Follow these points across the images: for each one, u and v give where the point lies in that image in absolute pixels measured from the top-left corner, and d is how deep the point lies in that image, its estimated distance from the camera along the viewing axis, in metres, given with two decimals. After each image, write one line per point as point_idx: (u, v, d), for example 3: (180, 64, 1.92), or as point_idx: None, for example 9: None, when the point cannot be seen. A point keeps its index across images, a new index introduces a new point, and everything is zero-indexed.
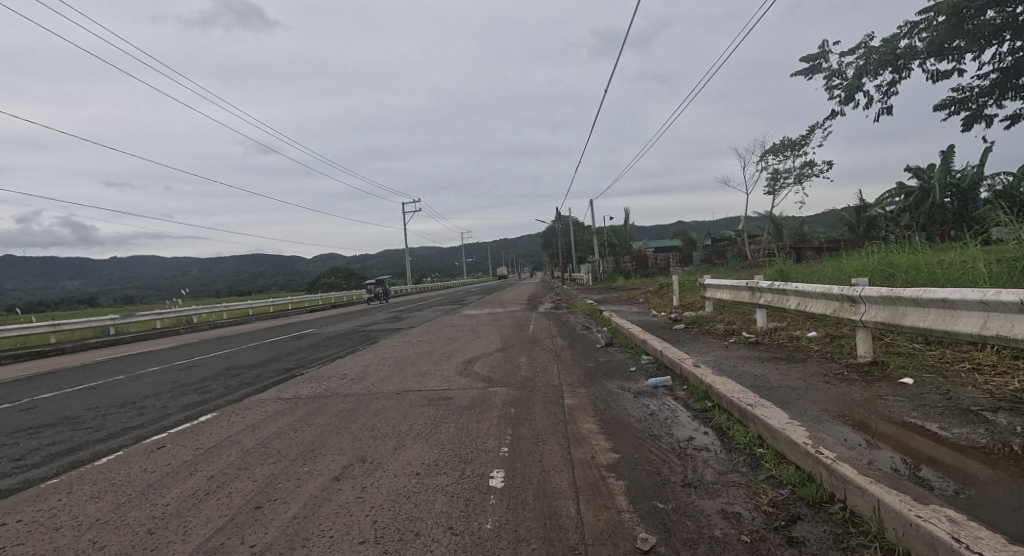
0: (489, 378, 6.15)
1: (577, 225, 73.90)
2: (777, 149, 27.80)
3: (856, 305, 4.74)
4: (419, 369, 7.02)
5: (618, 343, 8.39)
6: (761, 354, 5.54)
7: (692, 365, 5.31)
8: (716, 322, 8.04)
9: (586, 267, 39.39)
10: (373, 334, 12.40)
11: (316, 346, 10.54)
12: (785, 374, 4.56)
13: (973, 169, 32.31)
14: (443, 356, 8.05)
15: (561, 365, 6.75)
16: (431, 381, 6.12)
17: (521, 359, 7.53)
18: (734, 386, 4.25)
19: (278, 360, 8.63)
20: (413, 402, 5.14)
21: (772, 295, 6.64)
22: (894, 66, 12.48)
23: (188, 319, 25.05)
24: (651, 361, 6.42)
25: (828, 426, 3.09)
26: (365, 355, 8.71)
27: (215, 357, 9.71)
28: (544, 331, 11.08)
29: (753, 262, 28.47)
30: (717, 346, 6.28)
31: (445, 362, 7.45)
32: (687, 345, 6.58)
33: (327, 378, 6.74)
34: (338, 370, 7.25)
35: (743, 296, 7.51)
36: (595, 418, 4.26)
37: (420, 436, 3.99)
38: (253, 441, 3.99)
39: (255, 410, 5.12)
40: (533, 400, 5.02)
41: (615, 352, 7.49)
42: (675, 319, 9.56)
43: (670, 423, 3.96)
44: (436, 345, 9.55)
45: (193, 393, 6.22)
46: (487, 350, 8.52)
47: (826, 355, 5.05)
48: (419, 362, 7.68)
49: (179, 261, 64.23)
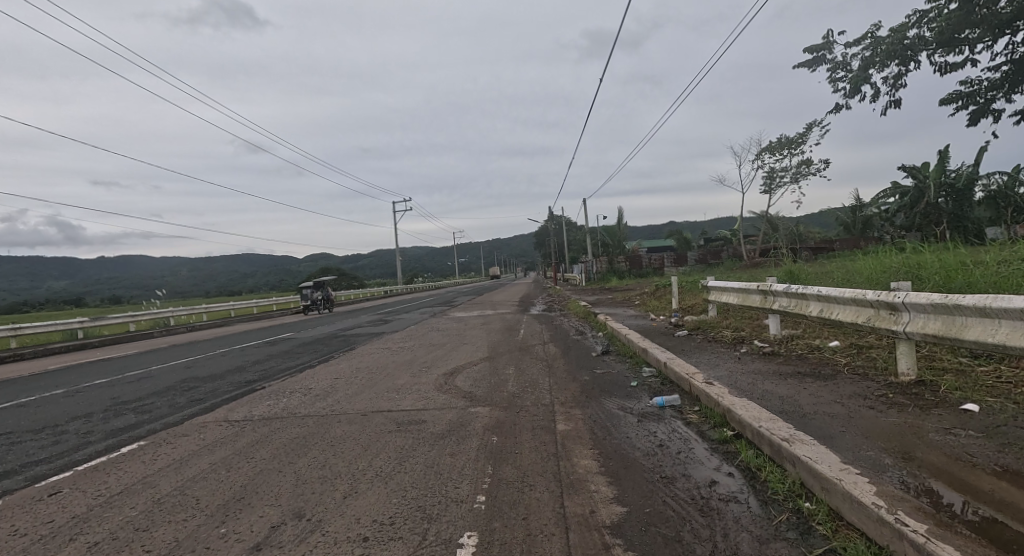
0: (471, 395, 5.41)
1: (570, 225, 73.33)
2: (774, 147, 27.44)
3: (896, 314, 4.04)
4: (394, 382, 6.27)
5: (616, 351, 7.68)
6: (781, 369, 4.84)
7: (704, 381, 4.61)
8: (723, 329, 7.34)
9: (579, 268, 38.80)
10: (352, 339, 11.58)
11: (289, 354, 9.74)
12: (816, 395, 3.84)
13: (968, 169, 32.11)
14: (424, 367, 7.30)
15: (553, 379, 6.03)
16: (405, 399, 5.37)
17: (509, 370, 6.78)
18: (758, 412, 3.54)
19: (242, 371, 7.82)
20: (380, 427, 4.39)
21: (787, 299, 5.95)
22: (902, 57, 11.96)
23: (165, 321, 24.03)
24: (654, 375, 5.71)
25: (897, 476, 2.38)
26: (339, 365, 7.93)
27: (175, 365, 8.88)
28: (535, 336, 10.37)
29: (748, 262, 27.98)
30: (728, 358, 5.58)
31: (424, 374, 6.69)
32: (694, 356, 5.89)
33: (289, 393, 5.98)
34: (304, 384, 6.47)
35: (754, 300, 6.82)
36: (594, 452, 3.54)
37: (378, 478, 3.24)
38: (170, 486, 3.21)
39: (192, 437, 4.33)
40: (520, 425, 4.28)
41: (613, 362, 6.78)
42: (676, 323, 8.88)
43: (686, 461, 3.24)
44: (418, 353, 8.79)
45: (130, 413, 5.41)
46: (472, 359, 7.79)
47: (859, 372, 4.35)
48: (396, 373, 6.92)
49: (163, 261, 62.76)
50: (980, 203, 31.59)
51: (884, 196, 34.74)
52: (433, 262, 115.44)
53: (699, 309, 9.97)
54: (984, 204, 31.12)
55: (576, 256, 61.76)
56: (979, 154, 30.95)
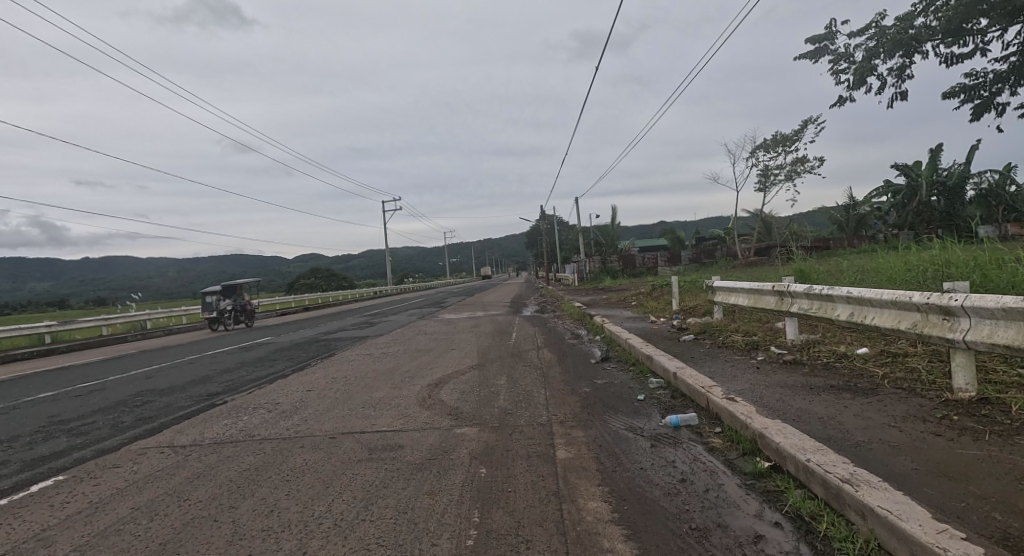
0: (458, 412, 4.76)
1: (562, 224, 72.85)
2: (768, 145, 27.18)
3: (950, 319, 3.46)
4: (371, 396, 5.60)
5: (617, 358, 7.08)
6: (809, 381, 4.25)
7: (723, 398, 4.02)
8: (733, 334, 6.77)
9: (572, 268, 38.27)
10: (334, 344, 10.88)
11: (263, 361, 9.03)
12: (863, 415, 3.25)
13: (960, 167, 32.12)
14: (407, 376, 6.64)
15: (550, 391, 5.41)
16: (381, 418, 4.70)
17: (501, 380, 6.14)
18: (799, 438, 2.95)
19: (205, 382, 7.07)
20: (349, 455, 3.73)
21: (808, 302, 5.38)
22: (909, 47, 11.53)
23: (141, 324, 23.03)
24: (662, 387, 5.12)
25: (1012, 540, 1.80)
26: (315, 374, 7.24)
27: (135, 375, 8.10)
28: (528, 340, 9.77)
29: (744, 262, 27.59)
30: (745, 367, 4.99)
31: (406, 386, 6.03)
32: (706, 364, 5.30)
33: (252, 409, 5.29)
34: (271, 398, 5.78)
35: (767, 303, 6.24)
36: (602, 489, 2.92)
37: (336, 530, 2.57)
38: (70, 545, 2.52)
39: (123, 469, 3.63)
40: (514, 451, 3.65)
41: (615, 372, 6.17)
42: (679, 326, 8.32)
43: (719, 505, 2.62)
44: (402, 360, 8.12)
45: (61, 436, 4.67)
46: (460, 367, 7.14)
47: (903, 387, 3.76)
48: (376, 384, 6.25)
49: (147, 262, 61.23)
50: (972, 202, 31.58)
51: (876, 195, 34.63)
52: (423, 262, 114.38)
53: (702, 310, 9.40)
54: (976, 202, 31.09)
55: (568, 256, 61.22)
56: (970, 152, 30.91)
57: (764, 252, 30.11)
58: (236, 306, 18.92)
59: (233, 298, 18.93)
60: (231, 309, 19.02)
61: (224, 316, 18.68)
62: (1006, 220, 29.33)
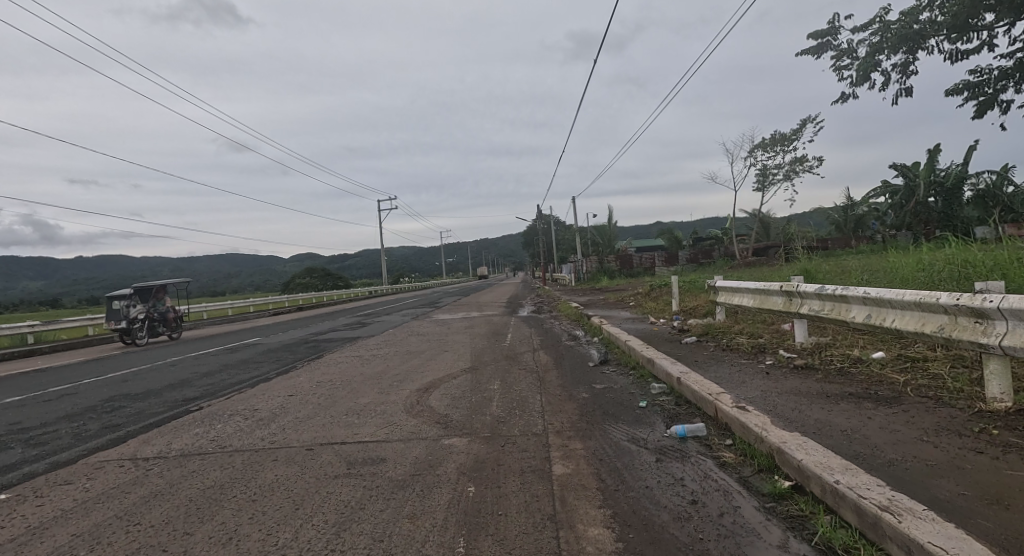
0: (448, 420, 4.44)
1: (559, 224, 72.57)
2: (766, 145, 27.05)
3: (982, 323, 3.16)
4: (356, 402, 5.25)
5: (617, 361, 6.77)
6: (824, 388, 3.95)
7: (733, 407, 3.70)
8: (739, 337, 6.46)
9: (569, 268, 38.01)
10: (323, 346, 10.51)
11: (248, 363, 8.64)
12: (890, 428, 2.95)
13: (958, 168, 32.06)
14: (396, 381, 6.29)
15: (546, 397, 5.09)
16: (364, 427, 4.36)
17: (494, 385, 5.81)
18: (825, 455, 2.64)
19: (183, 386, 6.71)
20: (326, 469, 3.39)
21: (818, 303, 5.09)
22: (913, 43, 11.30)
23: None
24: (665, 394, 4.81)
25: None
26: (299, 377, 6.88)
27: (112, 378, 7.72)
28: (524, 342, 9.46)
29: (741, 262, 27.42)
30: (754, 372, 4.69)
31: (394, 391, 5.68)
32: (711, 369, 5.00)
33: (228, 417, 4.93)
34: (250, 403, 5.43)
35: (775, 303, 5.95)
36: (604, 513, 2.60)
37: None
38: None
39: (75, 485, 3.27)
40: (506, 466, 3.32)
41: (615, 376, 5.85)
42: (681, 327, 8.03)
43: (737, 533, 2.30)
44: (392, 363, 7.78)
45: (17, 447, 4.30)
46: (452, 371, 6.81)
47: (929, 396, 3.47)
48: (363, 389, 5.92)
49: (140, 261, 60.59)
50: (969, 203, 31.54)
51: (874, 195, 34.54)
52: (420, 262, 113.85)
53: (704, 311, 9.10)
54: (973, 203, 31.04)
55: (565, 256, 60.90)
56: (968, 152, 30.83)
57: (762, 252, 29.95)
58: (154, 315, 14.83)
59: (150, 305, 14.67)
60: (147, 317, 14.86)
61: (137, 326, 14.45)
62: (1004, 221, 29.26)
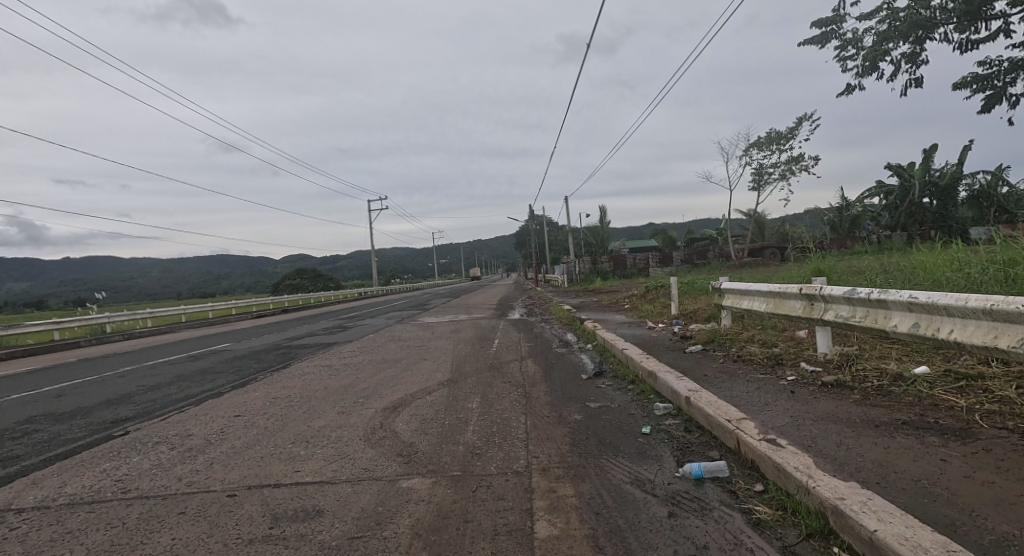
0: (411, 452, 3.66)
1: (552, 224, 72.01)
2: (762, 143, 26.74)
3: None
4: (310, 426, 4.47)
5: (613, 373, 6.04)
6: (868, 414, 3.21)
7: (761, 440, 2.96)
8: (751, 347, 5.73)
9: (561, 269, 37.40)
10: (294, 353, 9.67)
11: (206, 374, 7.82)
12: (981, 479, 2.21)
13: (952, 167, 31.85)
14: (362, 398, 5.50)
15: (532, 420, 4.33)
16: (310, 461, 3.58)
17: (474, 402, 5.06)
18: (908, 523, 1.90)
19: (120, 403, 5.87)
20: (243, 529, 2.60)
21: (847, 308, 4.35)
22: (922, 31, 10.73)
23: (101, 327, 21.55)
24: (672, 417, 4.07)
25: None
26: (255, 393, 6.05)
27: (46, 391, 6.85)
28: (511, 348, 8.73)
29: (735, 263, 26.90)
30: (777, 391, 3.95)
31: (356, 412, 4.90)
32: (725, 386, 4.26)
33: (152, 445, 4.11)
34: (185, 427, 4.62)
35: (793, 308, 5.21)
36: None
37: None
38: None
39: None
40: (475, 525, 2.54)
41: (613, 392, 5.11)
42: (682, 333, 7.32)
43: None
44: (364, 374, 6.98)
45: None
46: (428, 385, 6.03)
47: (1008, 428, 2.74)
48: (323, 408, 5.13)
49: (123, 261, 59.21)
50: (963, 203, 31.33)
51: (868, 195, 34.25)
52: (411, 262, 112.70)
53: (707, 317, 8.37)
54: (967, 203, 30.80)
55: (558, 257, 60.20)
56: (963, 152, 30.65)
57: (758, 252, 29.46)
58: None
59: None
60: None
61: None
62: (998, 222, 29.03)
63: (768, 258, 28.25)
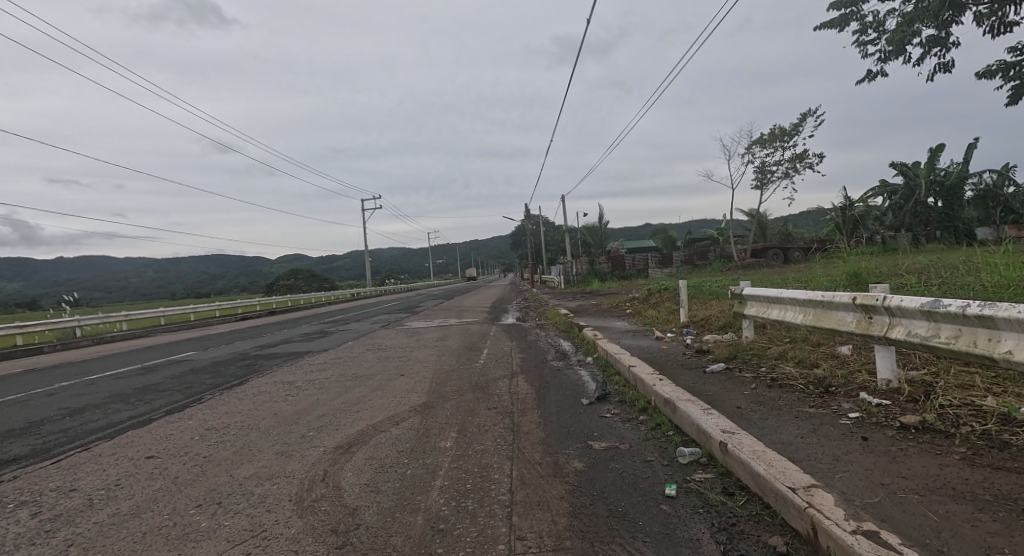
0: (347, 529, 2.64)
1: (549, 224, 71.04)
2: (764, 140, 25.97)
3: None
4: (233, 476, 3.45)
5: (620, 398, 5.04)
6: (1001, 488, 2.20)
7: (854, 534, 1.95)
8: (785, 366, 4.75)
9: (558, 270, 36.44)
10: (260, 365, 8.62)
11: (149, 392, 6.75)
12: None
13: (958, 166, 31.17)
14: (313, 430, 4.49)
15: (519, 471, 3.33)
16: (205, 543, 2.55)
17: (450, 440, 4.05)
18: None
19: (22, 434, 4.81)
20: None
21: (925, 325, 3.36)
22: (952, 12, 9.84)
23: (72, 331, 20.44)
24: (703, 471, 3.07)
25: None
26: (190, 421, 5.01)
27: None
28: (501, 361, 7.73)
29: (738, 264, 25.96)
30: (844, 438, 2.95)
31: (299, 453, 3.88)
32: (770, 427, 3.25)
33: (12, 507, 3.07)
34: (76, 476, 3.58)
35: (841, 320, 4.22)
36: None
37: None
38: None
39: None
40: None
41: (623, 428, 4.12)
42: (698, 347, 6.32)
43: None
44: (327, 395, 5.96)
45: None
46: (398, 412, 5.02)
47: None
48: (259, 446, 4.10)
49: (112, 260, 57.90)
50: (970, 203, 30.61)
51: (872, 195, 33.49)
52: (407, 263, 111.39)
53: (723, 327, 7.41)
54: (973, 203, 30.07)
55: (555, 257, 59.06)
56: (969, 151, 29.95)
57: (761, 252, 28.56)
58: None
59: None
60: None
61: None
62: (1005, 222, 28.34)
63: (772, 260, 27.35)
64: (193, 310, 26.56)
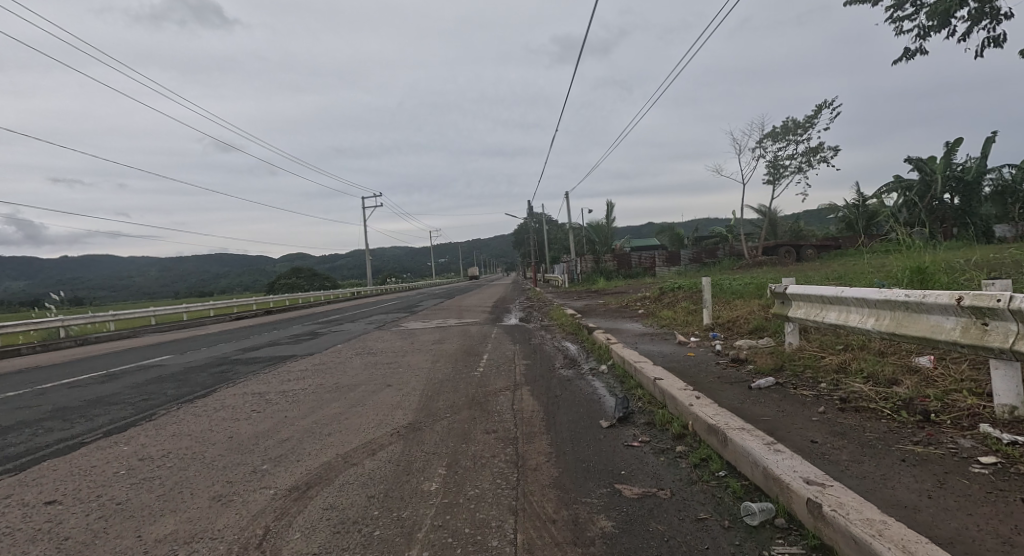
0: None
1: (551, 222, 70.13)
2: (776, 133, 25.06)
3: None
4: (140, 538, 2.56)
5: (647, 421, 4.13)
6: None
7: None
8: (852, 382, 3.83)
9: (561, 269, 35.55)
10: (235, 372, 7.72)
11: (99, 404, 5.86)
12: None
13: (975, 161, 30.20)
14: (268, 462, 3.60)
15: (524, 535, 2.42)
16: None
17: (437, 480, 3.16)
18: None
19: None
20: None
21: None
22: None
23: (57, 332, 19.61)
24: (788, 543, 2.17)
25: None
26: (125, 447, 4.12)
27: None
28: (503, 368, 6.86)
29: (749, 262, 25.01)
30: (995, 502, 2.02)
31: (239, 499, 2.99)
32: (874, 478, 2.33)
33: None
34: None
35: (935, 326, 3.30)
36: None
37: None
38: None
39: None
40: None
41: (659, 466, 3.20)
42: (733, 355, 5.40)
43: None
44: (298, 411, 5.07)
45: None
46: (377, 437, 4.12)
47: None
48: (194, 486, 3.21)
49: (111, 258, 57.24)
50: (987, 199, 29.72)
51: (885, 191, 32.57)
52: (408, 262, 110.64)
53: (759, 332, 6.48)
54: (991, 199, 29.19)
55: (558, 255, 58.15)
56: (986, 145, 28.99)
57: (772, 250, 27.59)
58: None
59: None
60: None
61: None
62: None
63: (783, 257, 26.39)
64: (186, 310, 25.85)
